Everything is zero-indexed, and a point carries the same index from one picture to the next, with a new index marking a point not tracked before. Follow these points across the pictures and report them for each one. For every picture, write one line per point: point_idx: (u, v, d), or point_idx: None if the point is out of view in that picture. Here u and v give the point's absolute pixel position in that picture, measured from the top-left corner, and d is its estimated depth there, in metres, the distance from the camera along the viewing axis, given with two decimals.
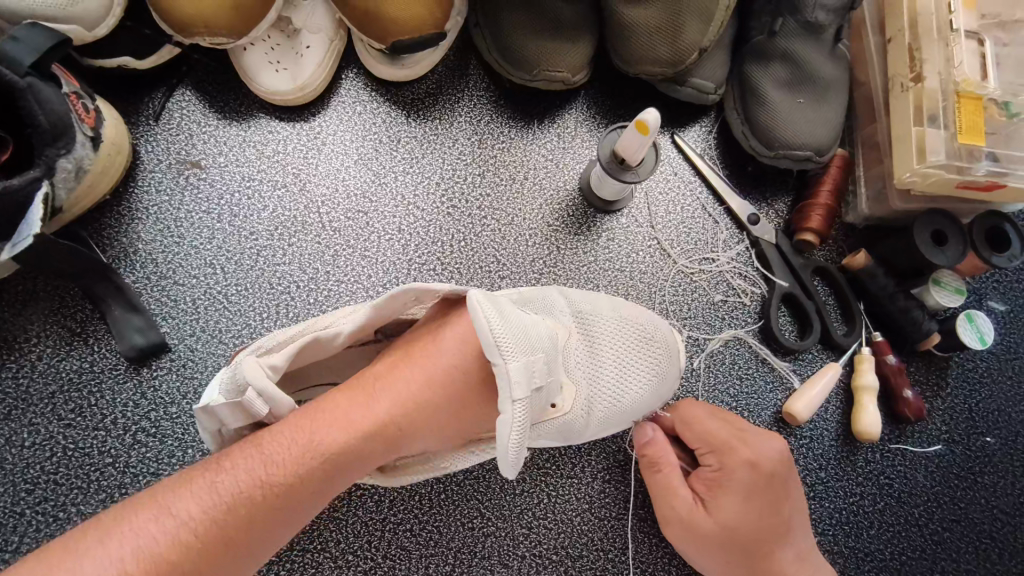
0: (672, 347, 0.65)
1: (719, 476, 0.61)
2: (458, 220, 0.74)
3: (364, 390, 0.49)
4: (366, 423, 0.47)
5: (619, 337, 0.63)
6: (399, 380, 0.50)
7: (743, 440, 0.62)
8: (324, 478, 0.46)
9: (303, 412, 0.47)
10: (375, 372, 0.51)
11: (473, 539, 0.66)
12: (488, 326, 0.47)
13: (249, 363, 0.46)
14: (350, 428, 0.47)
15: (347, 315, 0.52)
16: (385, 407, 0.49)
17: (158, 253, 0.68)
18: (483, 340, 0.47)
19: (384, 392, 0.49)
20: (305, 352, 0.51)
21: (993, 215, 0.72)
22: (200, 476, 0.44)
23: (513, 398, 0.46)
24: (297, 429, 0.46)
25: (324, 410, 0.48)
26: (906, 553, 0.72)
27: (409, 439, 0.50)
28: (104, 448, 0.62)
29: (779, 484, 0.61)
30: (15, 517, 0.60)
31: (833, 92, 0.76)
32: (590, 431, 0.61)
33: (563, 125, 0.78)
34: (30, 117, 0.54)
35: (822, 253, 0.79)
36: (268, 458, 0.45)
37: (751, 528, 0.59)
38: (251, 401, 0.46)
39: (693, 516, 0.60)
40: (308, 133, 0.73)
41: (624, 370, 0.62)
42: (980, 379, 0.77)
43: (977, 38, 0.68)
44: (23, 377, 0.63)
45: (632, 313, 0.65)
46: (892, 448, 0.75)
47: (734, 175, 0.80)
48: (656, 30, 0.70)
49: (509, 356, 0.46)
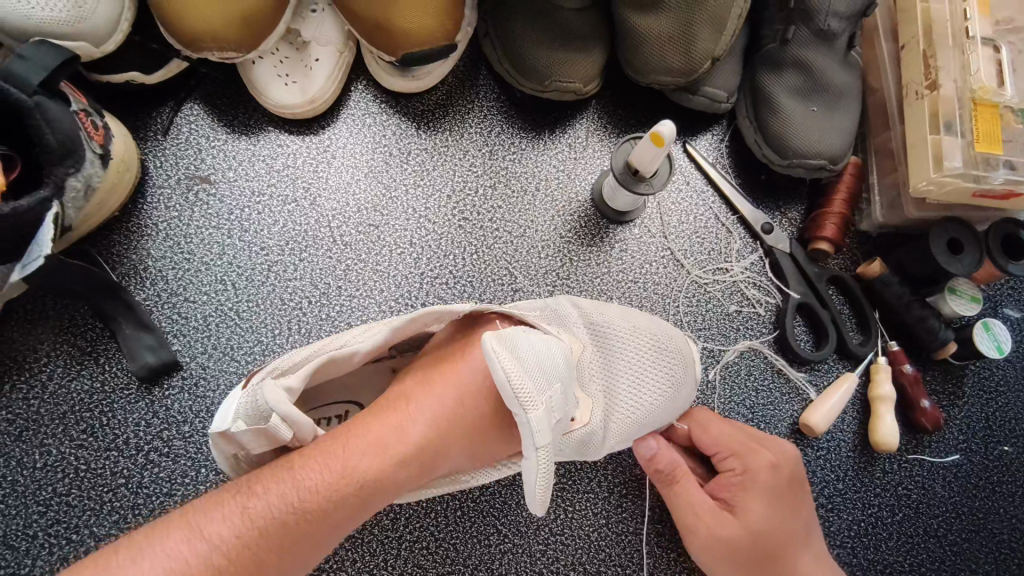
0: (685, 356, 0.64)
1: (744, 478, 0.60)
2: (469, 232, 0.73)
3: (395, 410, 0.49)
4: (399, 449, 0.47)
5: (633, 348, 0.61)
6: (427, 401, 0.50)
7: (763, 444, 0.62)
8: (357, 504, 0.45)
9: (335, 436, 0.47)
10: (399, 394, 0.51)
11: (490, 556, 0.65)
12: (504, 376, 0.45)
13: (268, 387, 0.45)
14: (385, 455, 0.46)
15: (362, 334, 0.51)
16: (417, 428, 0.48)
17: (168, 270, 0.67)
18: (499, 387, 0.45)
19: (418, 415, 0.49)
20: (321, 370, 0.50)
21: (1010, 222, 0.70)
22: (232, 499, 0.43)
23: (536, 445, 0.45)
24: (332, 454, 0.45)
25: (359, 434, 0.47)
26: (926, 565, 0.72)
27: (437, 463, 0.49)
28: (117, 469, 0.61)
29: (798, 487, 0.61)
30: (27, 540, 0.59)
31: (845, 99, 0.75)
32: (610, 445, 0.60)
33: (574, 135, 0.78)
34: (39, 136, 0.53)
35: (836, 262, 0.78)
36: (301, 483, 0.44)
37: (776, 532, 0.58)
38: (276, 428, 0.45)
39: (718, 521, 0.58)
40: (318, 146, 0.73)
41: (639, 380, 0.60)
42: (996, 387, 0.77)
43: (993, 45, 0.67)
44: (34, 398, 0.62)
45: (641, 322, 0.63)
46: (909, 458, 0.74)
47: (747, 184, 0.79)
48: (668, 40, 0.69)
49: (529, 407, 0.44)
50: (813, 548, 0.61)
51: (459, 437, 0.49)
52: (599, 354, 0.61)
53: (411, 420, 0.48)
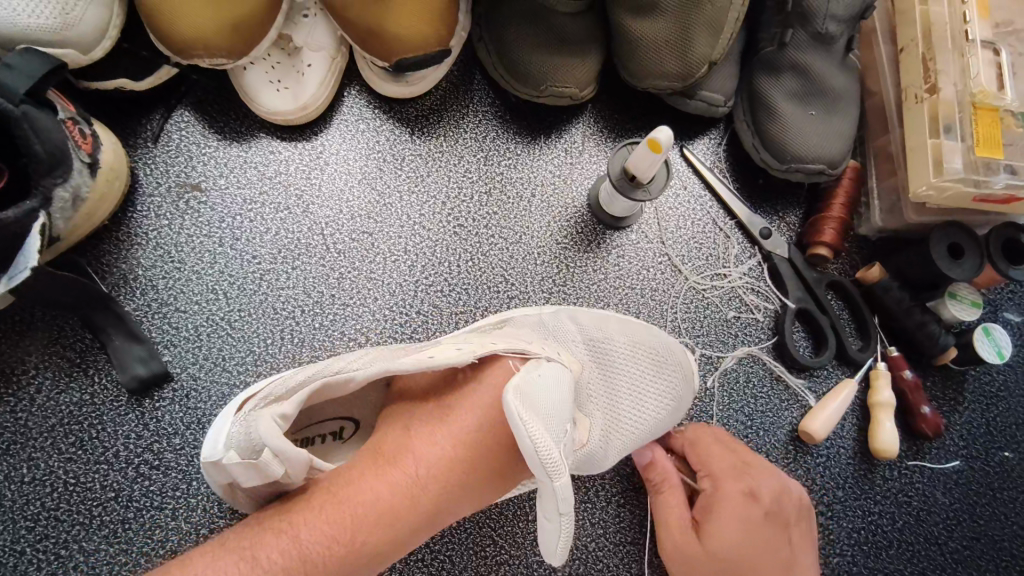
0: (686, 369, 0.60)
1: (714, 502, 0.59)
2: (464, 240, 0.72)
3: (391, 459, 0.48)
4: (405, 510, 0.46)
5: (633, 366, 0.60)
6: (433, 450, 0.48)
7: (743, 471, 0.61)
8: (363, 567, 0.45)
9: (341, 497, 0.45)
10: (394, 439, 0.49)
11: (486, 567, 0.64)
12: (531, 444, 0.43)
13: (263, 420, 0.43)
14: (392, 517, 0.45)
15: (362, 360, 0.49)
16: (417, 479, 0.47)
17: (159, 279, 0.66)
18: (526, 453, 0.43)
19: (424, 468, 0.47)
20: (316, 394, 0.48)
21: (1009, 227, 0.70)
22: (236, 565, 0.43)
23: (559, 511, 0.43)
24: (338, 520, 0.44)
25: (366, 495, 0.45)
26: (926, 573, 0.71)
27: (443, 515, 0.48)
28: (107, 483, 0.60)
29: (775, 514, 0.59)
30: (15, 556, 0.58)
31: (843, 103, 0.75)
32: (610, 459, 0.59)
33: (569, 139, 0.77)
34: (26, 146, 0.52)
35: (835, 267, 0.78)
36: (307, 555, 0.43)
37: (744, 557, 0.56)
38: (267, 465, 0.43)
39: (683, 538, 0.59)
40: (310, 153, 0.72)
41: (637, 394, 0.60)
42: (997, 392, 0.76)
43: (993, 48, 0.67)
44: (22, 411, 0.61)
45: (639, 334, 0.61)
46: (909, 465, 0.73)
47: (744, 188, 0.78)
48: (665, 44, 0.68)
49: (557, 475, 0.43)
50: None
51: (461, 488, 0.48)
52: (601, 375, 0.60)
53: (410, 471, 0.47)
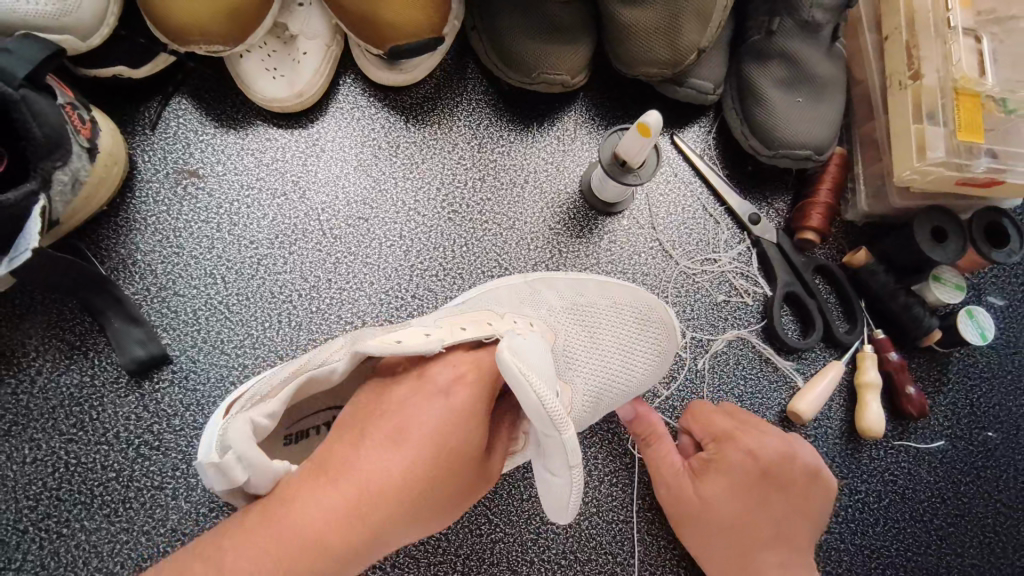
0: (668, 326, 0.66)
1: (714, 459, 0.63)
2: (458, 225, 0.73)
3: (336, 473, 0.43)
4: (343, 534, 0.41)
5: (614, 328, 0.63)
6: (379, 463, 0.44)
7: (745, 429, 0.64)
8: None
9: (267, 518, 0.41)
10: (334, 456, 0.45)
11: (482, 545, 0.65)
12: (537, 399, 0.44)
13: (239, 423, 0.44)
14: (327, 542, 0.40)
15: (340, 349, 0.50)
16: (358, 497, 0.42)
17: (157, 264, 0.67)
18: (532, 411, 0.44)
19: (368, 483, 0.43)
20: (302, 389, 0.50)
21: (991, 211, 0.72)
22: None
23: (570, 464, 0.45)
24: (263, 546, 0.39)
25: (298, 515, 0.41)
26: (912, 550, 0.73)
27: (390, 537, 0.43)
28: (107, 463, 0.61)
29: (773, 477, 0.62)
30: (18, 534, 0.59)
31: (830, 91, 0.76)
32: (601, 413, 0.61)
33: (562, 127, 0.78)
34: (25, 130, 0.53)
35: (822, 252, 0.79)
36: None
37: (734, 514, 0.61)
38: (228, 470, 0.42)
39: (679, 487, 0.63)
40: (306, 139, 0.73)
41: (623, 352, 0.62)
42: (980, 373, 0.78)
43: (975, 35, 0.69)
44: (23, 393, 0.62)
45: (620, 299, 0.65)
46: (896, 445, 0.75)
47: (734, 175, 0.80)
48: (654, 32, 0.70)
49: (566, 427, 0.44)
50: (782, 541, 0.62)
51: (408, 510, 0.43)
52: (582, 342, 0.61)
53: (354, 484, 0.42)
